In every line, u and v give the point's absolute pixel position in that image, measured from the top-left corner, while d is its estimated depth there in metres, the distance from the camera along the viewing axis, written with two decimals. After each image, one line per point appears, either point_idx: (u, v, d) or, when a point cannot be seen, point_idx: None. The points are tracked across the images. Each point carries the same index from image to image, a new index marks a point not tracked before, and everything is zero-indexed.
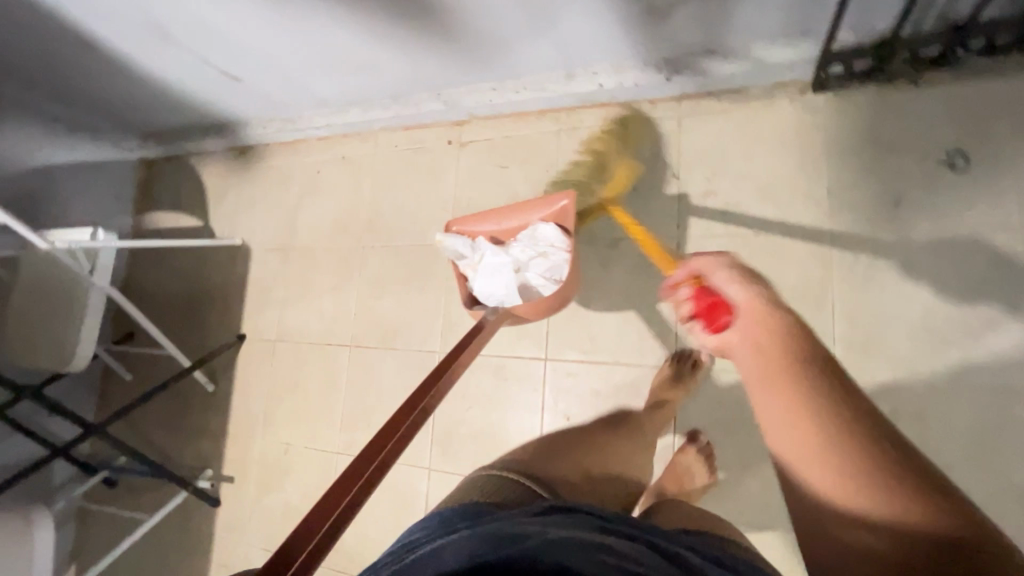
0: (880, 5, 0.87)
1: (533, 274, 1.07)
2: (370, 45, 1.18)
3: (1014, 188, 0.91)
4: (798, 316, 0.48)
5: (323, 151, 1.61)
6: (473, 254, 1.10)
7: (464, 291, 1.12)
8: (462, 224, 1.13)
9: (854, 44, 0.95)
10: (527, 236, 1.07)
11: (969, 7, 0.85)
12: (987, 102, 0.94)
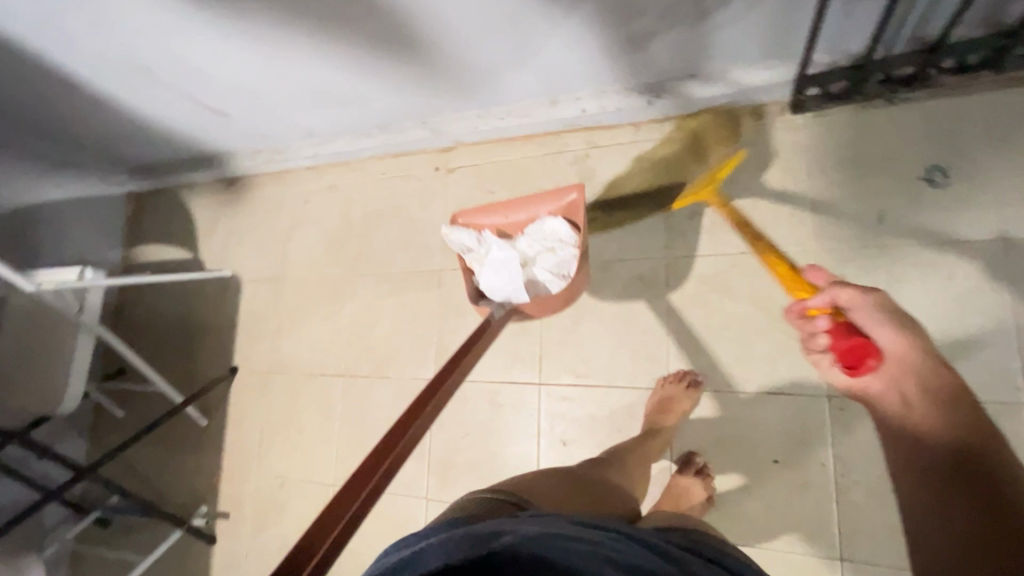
0: (854, 29, 0.89)
1: (541, 269, 1.07)
2: (355, 77, 1.19)
3: (994, 202, 0.92)
4: (930, 360, 0.74)
5: (312, 181, 1.61)
6: (480, 248, 1.10)
7: (470, 285, 1.12)
8: (469, 216, 1.14)
9: (830, 66, 0.97)
10: (537, 229, 1.08)
11: (939, 29, 0.87)
12: (963, 118, 0.95)
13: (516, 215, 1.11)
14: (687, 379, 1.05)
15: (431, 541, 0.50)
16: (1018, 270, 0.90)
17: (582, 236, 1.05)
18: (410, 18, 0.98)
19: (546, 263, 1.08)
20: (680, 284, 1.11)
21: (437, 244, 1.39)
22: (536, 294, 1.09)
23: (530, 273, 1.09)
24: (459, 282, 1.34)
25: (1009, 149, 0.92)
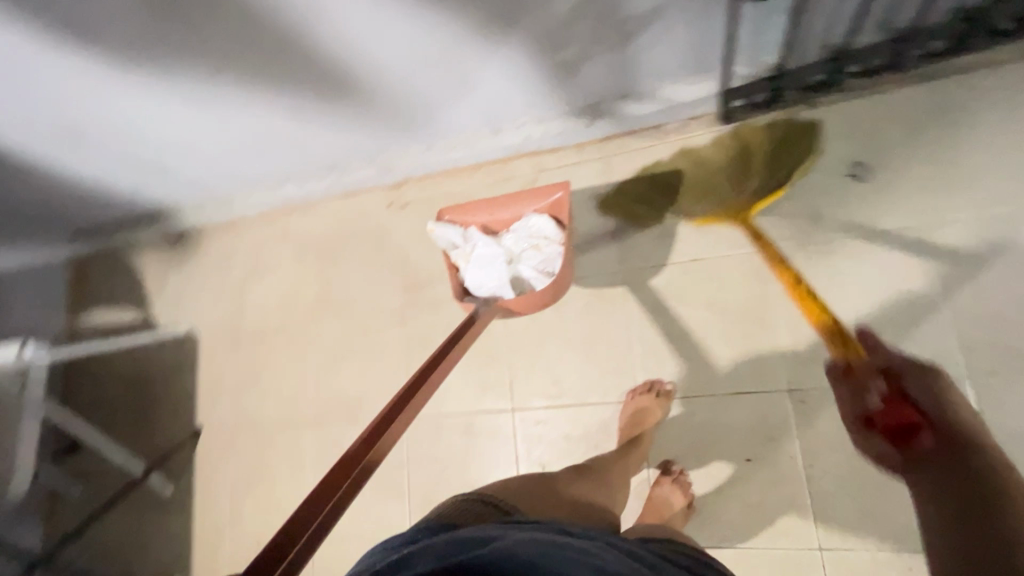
0: (767, 43, 0.95)
1: (526, 267, 1.08)
2: (297, 123, 1.19)
3: (915, 190, 0.99)
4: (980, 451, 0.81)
5: (263, 227, 1.58)
6: (465, 245, 1.11)
7: (455, 283, 1.11)
8: (457, 213, 1.15)
9: (751, 77, 1.03)
10: (523, 225, 1.09)
11: (843, 37, 0.93)
12: (877, 115, 1.02)
13: (503, 213, 1.13)
14: (657, 389, 1.07)
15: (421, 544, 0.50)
16: (944, 251, 0.96)
17: (565, 235, 1.07)
18: (346, 63, 0.99)
19: (532, 261, 1.09)
20: (639, 296, 1.13)
21: (397, 279, 1.38)
22: (522, 292, 1.09)
23: (515, 271, 1.10)
24: (423, 315, 1.33)
25: (921, 140, 0.99)
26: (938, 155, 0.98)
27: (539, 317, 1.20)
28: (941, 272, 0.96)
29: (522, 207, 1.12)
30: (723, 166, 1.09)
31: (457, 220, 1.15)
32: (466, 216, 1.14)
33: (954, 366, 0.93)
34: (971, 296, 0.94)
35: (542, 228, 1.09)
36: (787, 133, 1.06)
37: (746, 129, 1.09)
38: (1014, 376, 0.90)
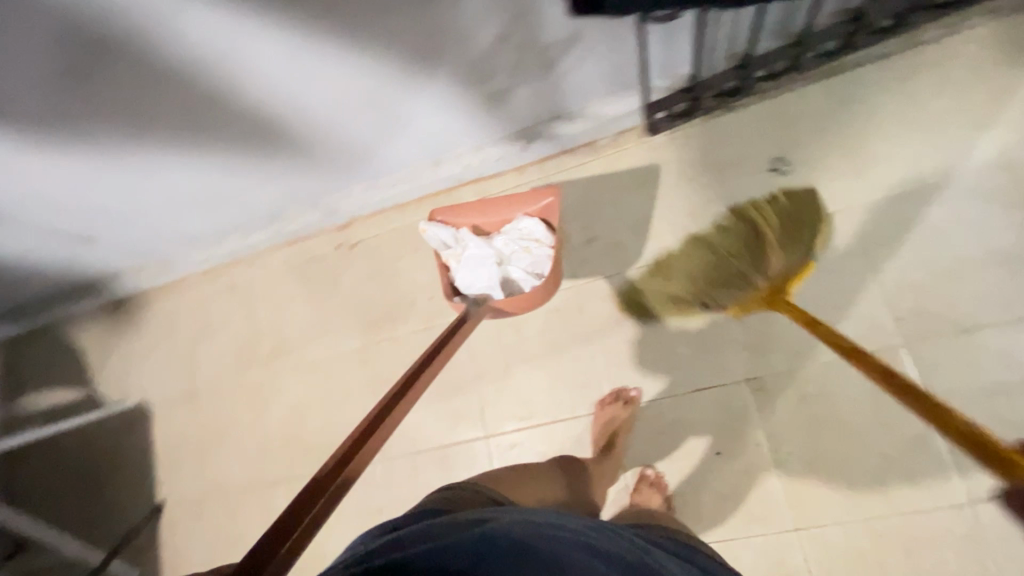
0: (678, 57, 1.01)
1: (516, 268, 1.10)
2: (231, 176, 1.17)
3: (831, 179, 1.05)
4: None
5: (208, 284, 1.52)
6: (456, 245, 1.10)
7: (445, 282, 1.11)
8: (446, 212, 1.13)
9: (669, 90, 1.09)
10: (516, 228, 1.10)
11: (744, 46, 1.00)
12: (788, 113, 1.09)
13: (494, 216, 1.13)
14: (623, 397, 1.09)
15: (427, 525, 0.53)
16: (867, 231, 1.02)
17: (558, 238, 1.09)
18: (277, 111, 0.99)
19: (521, 262, 1.11)
20: (594, 308, 1.16)
21: (354, 320, 1.35)
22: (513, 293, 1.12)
23: (505, 272, 1.11)
24: (385, 354, 1.31)
25: (829, 132, 1.07)
26: (847, 143, 1.06)
27: (500, 341, 1.21)
28: (866, 250, 1.02)
29: (512, 209, 1.14)
30: (743, 245, 1.01)
31: (446, 220, 1.14)
32: (456, 217, 1.13)
33: (890, 336, 0.98)
34: (896, 269, 1.00)
35: (534, 231, 1.11)
36: (797, 210, 1.02)
37: (750, 208, 1.05)
38: (946, 339, 0.95)
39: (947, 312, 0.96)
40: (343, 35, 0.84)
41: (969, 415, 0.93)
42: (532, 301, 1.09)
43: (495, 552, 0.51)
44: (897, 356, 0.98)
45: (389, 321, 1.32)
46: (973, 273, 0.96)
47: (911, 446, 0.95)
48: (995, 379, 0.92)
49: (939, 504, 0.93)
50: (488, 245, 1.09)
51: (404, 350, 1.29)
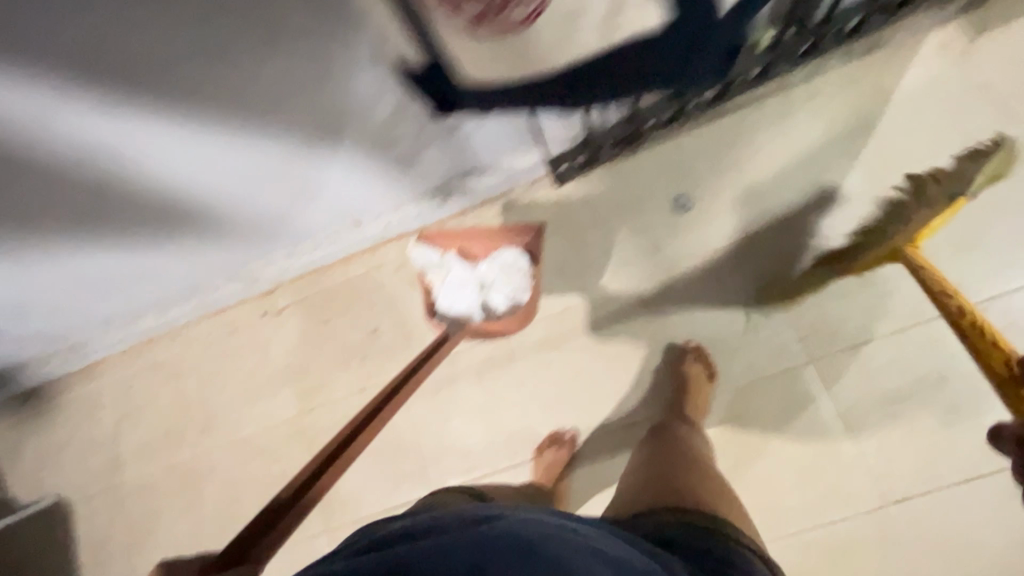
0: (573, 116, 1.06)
1: (496, 293, 1.15)
2: (142, 256, 1.13)
3: (727, 214, 1.13)
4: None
5: (125, 366, 1.43)
6: (440, 268, 1.16)
7: (428, 301, 1.18)
8: (437, 235, 1.18)
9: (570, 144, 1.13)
10: (499, 256, 1.14)
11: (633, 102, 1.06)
12: (683, 154, 1.16)
13: (483, 241, 1.16)
14: (559, 439, 1.12)
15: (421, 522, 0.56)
16: (764, 259, 1.09)
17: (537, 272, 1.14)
18: (179, 191, 0.97)
19: (502, 289, 1.15)
20: (523, 354, 1.18)
21: (286, 389, 1.32)
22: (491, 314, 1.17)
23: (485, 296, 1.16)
24: (321, 421, 1.28)
25: (720, 171, 1.14)
26: (736, 178, 1.14)
27: (435, 396, 1.21)
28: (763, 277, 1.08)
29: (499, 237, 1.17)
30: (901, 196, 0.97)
31: (436, 240, 1.18)
32: (445, 239, 1.17)
33: (792, 357, 1.05)
34: (790, 292, 1.05)
35: (517, 260, 1.15)
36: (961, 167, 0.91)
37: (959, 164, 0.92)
38: (842, 353, 1.02)
39: (839, 326, 1.03)
40: (234, 119, 0.84)
41: (868, 421, 1.00)
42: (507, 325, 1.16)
43: (485, 544, 0.49)
44: (801, 375, 1.04)
45: (322, 386, 1.29)
46: (859, 290, 1.03)
47: (822, 460, 1.01)
48: (883, 387, 1.00)
49: (849, 511, 0.99)
50: (471, 272, 1.14)
51: (342, 413, 1.28)
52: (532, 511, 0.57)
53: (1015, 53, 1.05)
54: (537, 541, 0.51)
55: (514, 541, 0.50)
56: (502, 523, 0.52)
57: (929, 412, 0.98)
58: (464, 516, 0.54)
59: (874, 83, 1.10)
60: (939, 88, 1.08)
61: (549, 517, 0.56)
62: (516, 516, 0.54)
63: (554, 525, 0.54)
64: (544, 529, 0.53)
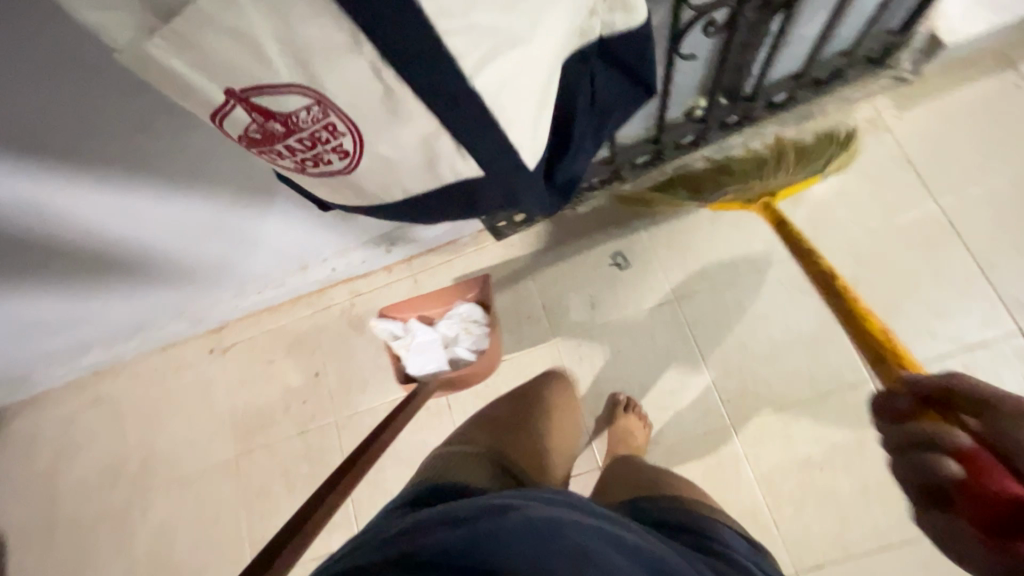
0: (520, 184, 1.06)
1: (462, 347, 1.14)
2: (83, 296, 1.12)
3: (666, 271, 1.13)
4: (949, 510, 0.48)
5: (72, 397, 1.40)
6: (404, 334, 1.13)
7: (397, 370, 1.13)
8: (396, 307, 1.15)
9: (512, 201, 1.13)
10: (454, 311, 1.12)
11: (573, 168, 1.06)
12: (625, 211, 1.17)
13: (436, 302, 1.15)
14: None
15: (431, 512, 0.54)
16: (698, 319, 1.10)
17: (492, 316, 1.13)
18: (114, 242, 0.97)
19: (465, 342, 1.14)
20: (460, 404, 1.18)
21: (227, 429, 1.31)
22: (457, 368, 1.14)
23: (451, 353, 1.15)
24: (260, 463, 1.28)
25: (661, 228, 1.15)
26: (674, 238, 1.14)
27: None
28: (695, 338, 1.10)
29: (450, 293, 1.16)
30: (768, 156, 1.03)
31: (396, 312, 1.16)
32: (404, 308, 1.15)
33: (719, 418, 1.06)
34: (717, 356, 1.08)
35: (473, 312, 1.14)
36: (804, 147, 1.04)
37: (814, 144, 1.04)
38: (766, 416, 1.04)
39: (765, 390, 1.05)
40: (164, 181, 0.84)
41: (790, 487, 1.01)
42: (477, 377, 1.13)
43: (504, 536, 0.48)
44: (727, 436, 1.05)
45: (262, 428, 1.29)
46: (784, 354, 1.06)
47: (744, 522, 1.01)
48: (804, 452, 1.02)
49: None
50: (433, 331, 1.13)
51: (281, 457, 1.27)
52: (557, 500, 0.59)
53: (936, 129, 1.10)
54: (556, 532, 0.51)
55: (533, 526, 0.50)
56: (522, 514, 0.52)
57: (849, 479, 0.99)
58: (486, 505, 0.54)
59: (806, 148, 1.13)
60: (867, 158, 1.11)
61: (571, 508, 0.58)
62: (536, 503, 0.55)
63: (573, 515, 0.55)
64: (565, 515, 0.54)
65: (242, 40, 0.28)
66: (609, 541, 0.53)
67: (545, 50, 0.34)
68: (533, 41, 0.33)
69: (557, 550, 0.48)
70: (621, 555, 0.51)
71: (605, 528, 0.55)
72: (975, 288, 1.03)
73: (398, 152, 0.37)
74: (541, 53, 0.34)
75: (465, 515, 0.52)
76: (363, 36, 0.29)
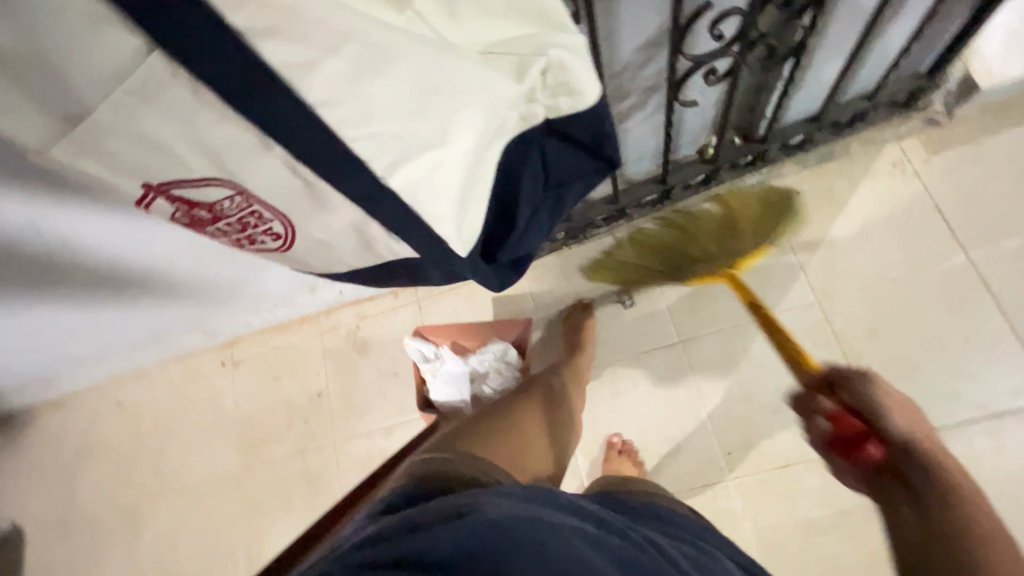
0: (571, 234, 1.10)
1: (488, 387, 1.09)
2: (101, 312, 1.14)
3: (673, 308, 1.09)
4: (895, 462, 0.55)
5: (95, 400, 1.45)
6: (435, 361, 1.10)
7: (421, 393, 1.12)
8: (433, 328, 1.12)
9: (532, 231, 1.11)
10: (489, 347, 1.08)
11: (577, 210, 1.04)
12: (631, 244, 1.14)
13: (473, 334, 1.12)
14: None
15: (381, 527, 0.45)
16: (703, 363, 1.06)
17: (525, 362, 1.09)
18: (128, 261, 0.98)
19: (491, 382, 1.10)
20: None
21: (233, 443, 1.34)
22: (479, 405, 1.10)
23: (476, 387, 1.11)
24: (261, 479, 1.30)
25: None
26: None
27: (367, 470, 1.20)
28: (697, 383, 1.05)
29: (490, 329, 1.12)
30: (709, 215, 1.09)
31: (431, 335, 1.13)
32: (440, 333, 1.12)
33: (718, 470, 1.01)
34: (721, 406, 1.04)
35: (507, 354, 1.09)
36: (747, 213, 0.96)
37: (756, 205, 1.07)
38: (769, 472, 0.99)
39: (769, 445, 1.00)
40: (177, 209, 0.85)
41: (790, 552, 0.95)
42: None
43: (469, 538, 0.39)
44: (727, 490, 1.00)
45: (265, 444, 1.32)
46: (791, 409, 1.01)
47: None
48: (809, 514, 0.96)
49: None
50: (462, 364, 1.08)
51: (281, 474, 1.29)
52: (532, 499, 0.49)
53: (971, 175, 1.03)
54: (527, 529, 0.41)
55: (495, 527, 0.41)
56: (488, 511, 0.43)
57: (855, 548, 0.93)
58: (447, 507, 0.44)
59: (827, 188, 1.08)
60: (890, 203, 1.05)
61: (549, 509, 0.48)
62: (502, 500, 0.46)
63: (546, 514, 0.46)
64: (535, 513, 0.45)
65: (151, 145, 0.26)
66: (587, 536, 0.44)
67: (464, 152, 0.31)
68: (448, 146, 0.31)
69: (521, 549, 0.39)
70: (606, 560, 0.42)
71: (586, 528, 0.46)
72: (1005, 351, 0.95)
73: (331, 239, 0.34)
74: (459, 156, 0.31)
75: (423, 521, 0.42)
76: (274, 146, 0.27)
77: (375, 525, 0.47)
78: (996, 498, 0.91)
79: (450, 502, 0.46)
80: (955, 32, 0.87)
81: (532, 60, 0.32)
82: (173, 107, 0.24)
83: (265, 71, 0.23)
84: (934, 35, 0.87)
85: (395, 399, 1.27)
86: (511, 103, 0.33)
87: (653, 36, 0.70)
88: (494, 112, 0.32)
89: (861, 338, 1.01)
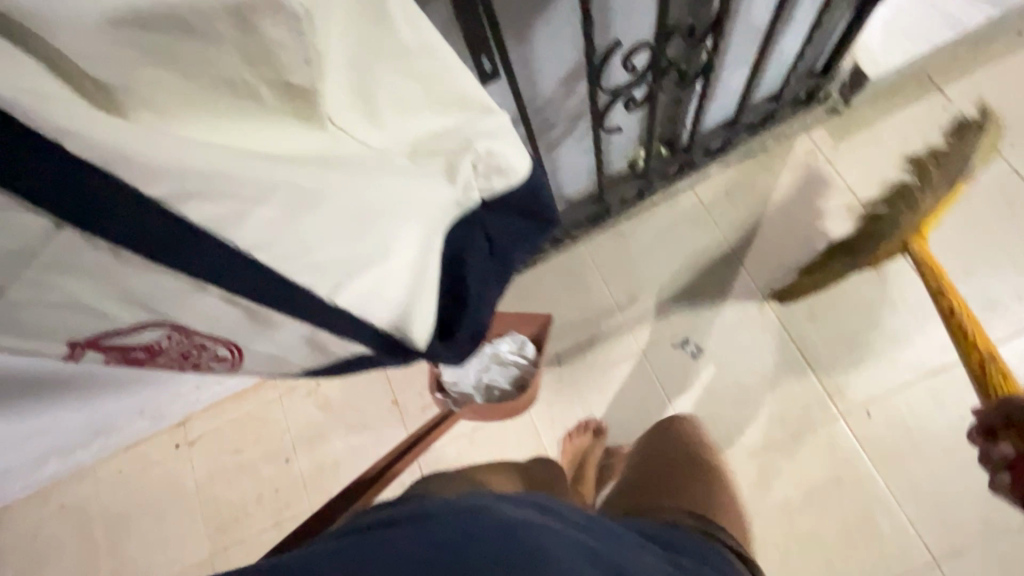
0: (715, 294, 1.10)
1: (500, 378, 1.07)
2: (29, 437, 1.00)
3: (631, 315, 1.12)
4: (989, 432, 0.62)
5: (37, 508, 1.32)
6: None
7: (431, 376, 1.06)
8: None
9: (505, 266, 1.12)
10: (506, 340, 1.05)
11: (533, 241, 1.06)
12: (582, 258, 1.16)
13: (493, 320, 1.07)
14: None
15: (393, 518, 0.45)
16: (666, 367, 1.09)
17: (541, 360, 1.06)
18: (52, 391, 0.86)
19: (503, 373, 1.07)
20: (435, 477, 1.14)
21: (200, 526, 1.26)
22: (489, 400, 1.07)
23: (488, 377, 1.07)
24: (236, 560, 1.23)
25: (621, 277, 1.14)
26: (633, 285, 1.13)
27: None
28: (664, 387, 1.08)
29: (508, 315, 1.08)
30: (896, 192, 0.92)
31: None
32: None
33: None
34: (688, 405, 1.07)
35: (524, 348, 1.07)
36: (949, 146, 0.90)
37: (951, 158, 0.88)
38: (743, 462, 1.03)
39: (738, 436, 1.04)
40: None
41: (773, 535, 0.99)
42: (510, 412, 1.05)
43: (474, 538, 0.39)
44: None
45: (236, 523, 1.25)
46: (754, 399, 1.05)
47: None
48: (784, 496, 1.01)
49: None
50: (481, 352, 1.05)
51: (258, 551, 1.23)
52: (542, 508, 0.49)
53: (875, 156, 1.12)
54: (534, 534, 0.41)
55: (501, 529, 0.41)
56: (498, 513, 0.43)
57: (830, 521, 0.98)
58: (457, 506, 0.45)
59: (752, 184, 1.14)
60: (810, 189, 1.12)
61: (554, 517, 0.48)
62: (510, 506, 0.46)
63: (548, 522, 0.45)
64: (543, 522, 0.44)
65: (74, 308, 0.25)
66: (592, 550, 0.44)
67: (405, 259, 0.33)
68: (390, 258, 0.32)
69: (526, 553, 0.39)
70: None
71: (590, 541, 0.45)
72: (928, 313, 1.04)
73: (280, 350, 0.34)
74: (401, 264, 0.33)
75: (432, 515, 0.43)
76: (207, 285, 0.26)
77: (382, 516, 0.46)
78: (943, 452, 0.98)
79: (461, 501, 0.46)
80: (841, 33, 0.94)
81: (459, 154, 0.33)
82: (93, 269, 0.23)
83: (188, 228, 0.23)
84: (824, 37, 0.95)
85: (367, 452, 1.23)
86: (444, 202, 0.34)
87: (572, 70, 0.72)
88: (429, 213, 0.34)
89: (803, 321, 1.07)
